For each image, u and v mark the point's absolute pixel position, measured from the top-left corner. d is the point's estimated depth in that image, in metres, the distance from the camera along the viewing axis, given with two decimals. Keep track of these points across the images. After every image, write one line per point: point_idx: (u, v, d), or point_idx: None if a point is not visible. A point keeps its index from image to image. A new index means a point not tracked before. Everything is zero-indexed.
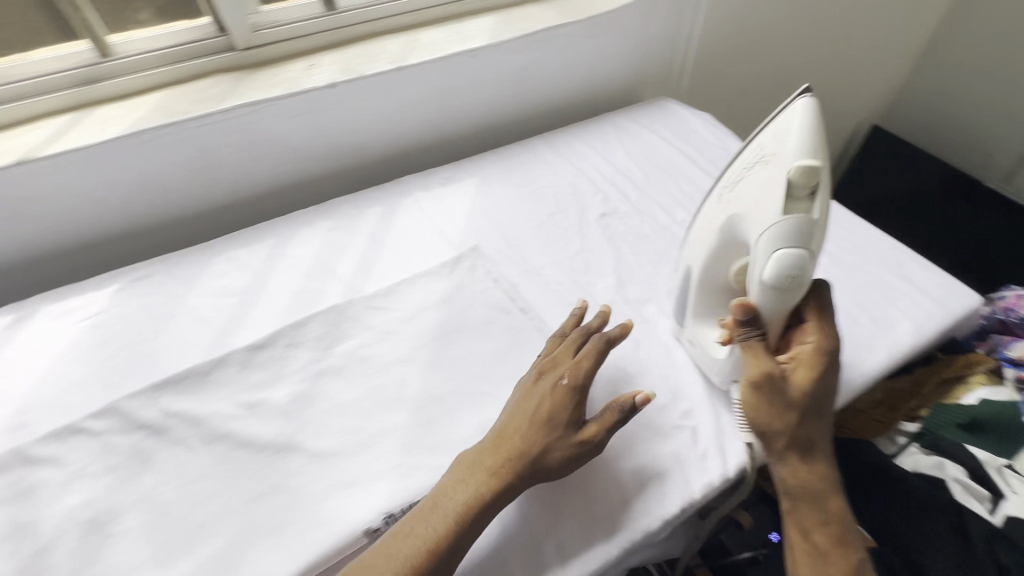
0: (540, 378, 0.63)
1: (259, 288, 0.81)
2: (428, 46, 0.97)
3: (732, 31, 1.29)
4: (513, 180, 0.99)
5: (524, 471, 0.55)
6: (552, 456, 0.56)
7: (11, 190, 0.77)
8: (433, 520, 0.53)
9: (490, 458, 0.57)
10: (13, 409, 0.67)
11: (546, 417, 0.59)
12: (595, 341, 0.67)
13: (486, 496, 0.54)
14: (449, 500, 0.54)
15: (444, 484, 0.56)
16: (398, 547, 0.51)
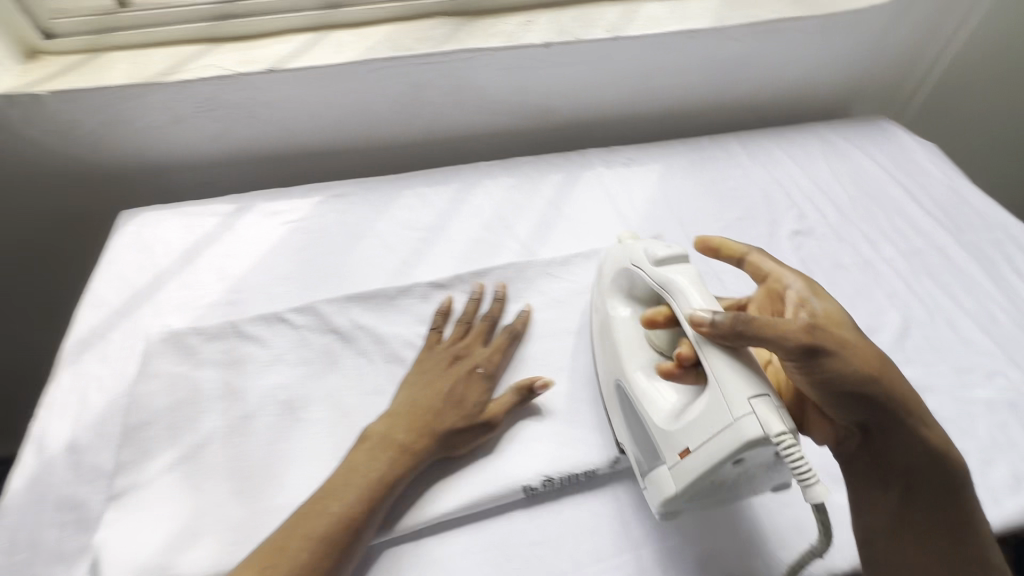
0: (457, 360, 0.65)
1: (441, 229, 0.84)
2: (647, 19, 0.93)
3: (986, 55, 1.10)
4: (699, 175, 0.94)
5: (424, 453, 0.57)
6: (459, 437, 0.59)
7: (257, 92, 0.86)
8: (355, 481, 0.54)
9: (402, 430, 0.58)
10: (229, 287, 0.76)
11: (464, 400, 0.61)
12: (508, 334, 0.68)
13: (397, 476, 0.55)
14: (360, 475, 0.55)
15: (354, 460, 0.56)
16: (329, 502, 0.52)
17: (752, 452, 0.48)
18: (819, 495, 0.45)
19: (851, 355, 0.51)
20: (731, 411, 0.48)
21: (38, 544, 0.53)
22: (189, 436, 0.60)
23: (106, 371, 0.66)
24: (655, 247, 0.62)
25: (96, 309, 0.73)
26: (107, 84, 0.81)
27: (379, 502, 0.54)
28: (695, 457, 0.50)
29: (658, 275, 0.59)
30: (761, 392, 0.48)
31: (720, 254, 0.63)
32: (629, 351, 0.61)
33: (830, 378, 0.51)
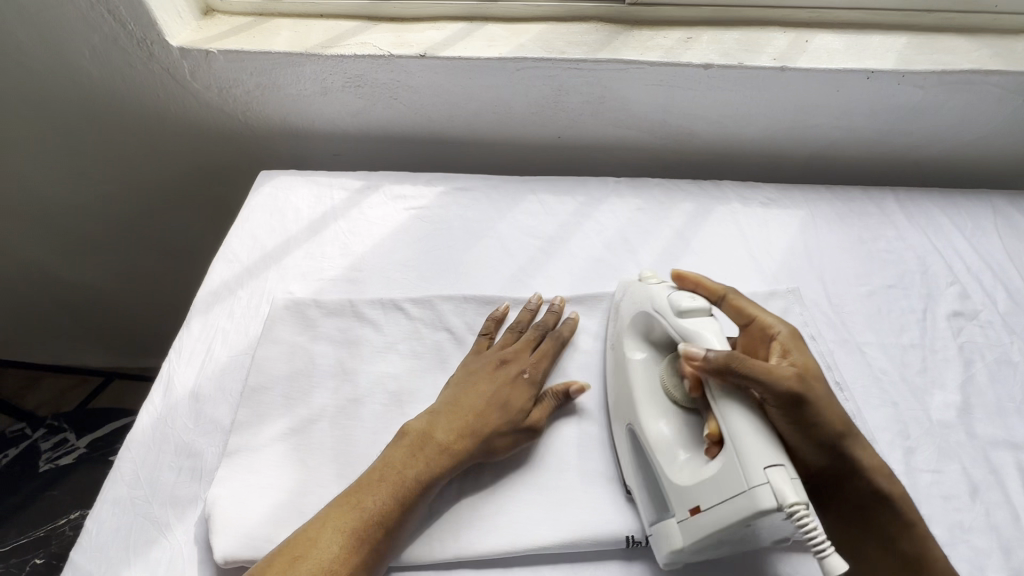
0: (502, 364, 0.62)
1: (562, 241, 0.81)
2: (820, 51, 0.85)
3: None
4: (846, 229, 0.86)
5: (469, 454, 0.56)
6: (499, 445, 0.57)
7: (404, 75, 0.87)
8: (389, 481, 0.52)
9: (441, 429, 0.57)
10: (350, 264, 0.77)
11: (506, 404, 0.59)
12: (556, 341, 0.66)
13: (437, 475, 0.54)
14: (399, 471, 0.53)
15: (391, 454, 0.55)
16: (365, 496, 0.51)
17: (764, 521, 0.45)
18: (841, 566, 0.42)
19: (823, 405, 0.50)
20: (745, 477, 0.45)
21: (156, 483, 0.56)
22: (302, 408, 0.61)
23: (232, 326, 0.69)
24: (681, 295, 0.58)
25: (228, 264, 0.77)
26: (271, 50, 0.85)
27: (415, 500, 0.52)
28: (708, 517, 0.47)
29: (679, 327, 0.56)
30: (779, 459, 0.45)
31: (699, 288, 0.63)
32: (646, 391, 0.58)
33: (806, 432, 0.50)
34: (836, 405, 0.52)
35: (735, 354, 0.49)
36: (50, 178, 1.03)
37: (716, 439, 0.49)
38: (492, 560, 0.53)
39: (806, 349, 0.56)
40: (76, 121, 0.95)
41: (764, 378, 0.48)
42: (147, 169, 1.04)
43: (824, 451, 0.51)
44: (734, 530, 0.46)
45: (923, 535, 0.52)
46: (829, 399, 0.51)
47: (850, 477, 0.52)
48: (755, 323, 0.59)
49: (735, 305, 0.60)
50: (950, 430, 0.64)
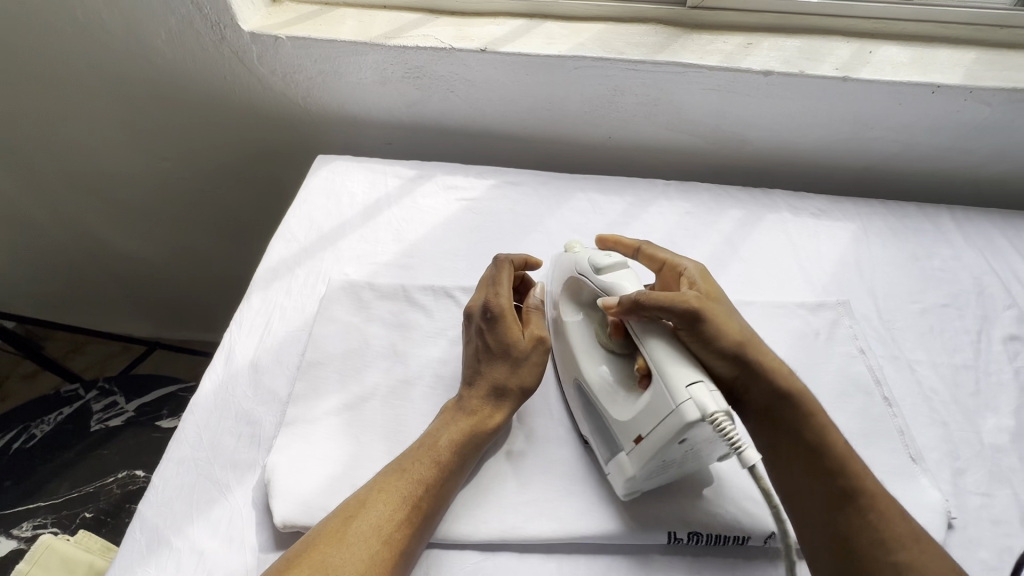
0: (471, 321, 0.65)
1: (610, 240, 0.82)
2: (884, 63, 0.84)
3: None
4: (899, 245, 0.84)
5: (494, 417, 0.58)
6: (518, 378, 0.61)
7: (463, 69, 0.88)
8: (428, 451, 0.55)
9: (466, 400, 0.59)
10: (402, 250, 0.79)
11: (499, 350, 0.61)
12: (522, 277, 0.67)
13: (471, 442, 0.56)
14: (436, 442, 0.56)
15: (428, 430, 0.57)
16: (411, 465, 0.54)
17: (695, 435, 0.48)
18: (751, 457, 0.46)
19: (718, 318, 0.55)
20: (673, 398, 0.48)
21: (218, 447, 0.59)
22: (356, 386, 0.63)
23: (290, 303, 0.72)
24: (597, 255, 0.62)
25: (286, 243, 0.79)
26: (337, 38, 0.87)
27: (455, 467, 0.55)
28: (649, 443, 0.50)
29: (601, 283, 0.60)
30: (698, 377, 0.49)
31: (618, 246, 0.70)
32: (582, 346, 0.62)
33: (708, 344, 0.54)
34: (737, 318, 0.57)
35: (637, 290, 0.55)
36: (116, 151, 1.08)
37: (644, 372, 0.53)
38: (536, 546, 0.54)
39: (713, 282, 0.62)
40: (146, 98, 0.99)
41: (660, 303, 0.53)
42: (208, 148, 1.08)
43: (727, 355, 0.54)
44: (670, 449, 0.49)
45: (840, 438, 0.53)
46: (724, 312, 0.57)
47: (753, 381, 0.55)
48: (668, 267, 0.65)
49: (653, 256, 0.67)
50: (1002, 454, 0.63)
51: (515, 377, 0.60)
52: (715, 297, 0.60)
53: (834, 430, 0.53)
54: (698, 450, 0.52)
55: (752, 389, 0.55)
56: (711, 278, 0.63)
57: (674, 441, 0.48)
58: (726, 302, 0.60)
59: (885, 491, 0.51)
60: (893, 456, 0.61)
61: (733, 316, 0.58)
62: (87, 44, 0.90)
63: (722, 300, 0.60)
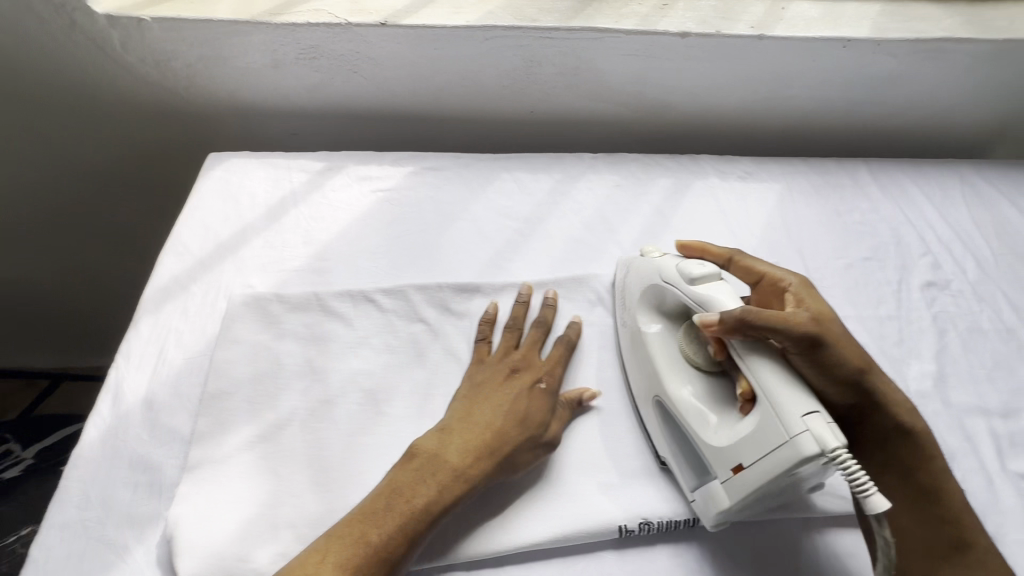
0: (516, 373, 0.59)
1: (539, 222, 0.78)
2: (796, 19, 0.83)
3: None
4: (822, 202, 0.85)
5: (485, 478, 0.52)
6: (519, 457, 0.54)
7: (363, 46, 0.80)
8: (398, 506, 0.48)
9: (455, 453, 0.52)
10: (315, 254, 0.71)
11: (525, 418, 0.55)
12: (564, 347, 0.63)
13: (449, 505, 0.50)
14: (407, 502, 0.49)
15: (400, 480, 0.50)
16: (370, 529, 0.47)
17: (806, 470, 0.46)
18: (880, 505, 0.43)
19: (845, 349, 0.51)
20: (787, 429, 0.45)
21: (110, 503, 0.51)
22: (270, 413, 0.57)
23: (187, 326, 0.63)
24: (688, 264, 0.57)
25: (178, 257, 0.70)
26: (212, 17, 0.77)
27: (424, 533, 0.48)
28: (754, 475, 0.47)
29: (695, 295, 0.55)
30: (816, 407, 0.46)
31: (704, 256, 0.64)
32: (668, 362, 0.57)
33: (827, 371, 0.51)
34: (854, 344, 0.54)
35: (752, 308, 0.50)
36: None
37: (749, 396, 0.50)
38: (484, 560, 0.51)
39: (819, 295, 0.57)
40: None
41: (784, 326, 0.49)
42: (80, 152, 0.94)
43: (848, 388, 0.52)
44: (779, 483, 0.47)
45: (944, 476, 0.52)
46: (853, 345, 0.53)
47: (870, 413, 0.53)
48: (763, 280, 0.59)
49: (743, 265, 0.61)
50: (927, 400, 0.65)
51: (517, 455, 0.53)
52: (833, 316, 0.55)
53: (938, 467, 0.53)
54: (803, 484, 0.50)
55: (865, 423, 0.53)
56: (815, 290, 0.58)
57: (785, 474, 0.46)
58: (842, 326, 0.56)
59: (983, 532, 0.51)
60: None
61: (853, 345, 0.54)
62: None
63: (841, 326, 0.55)
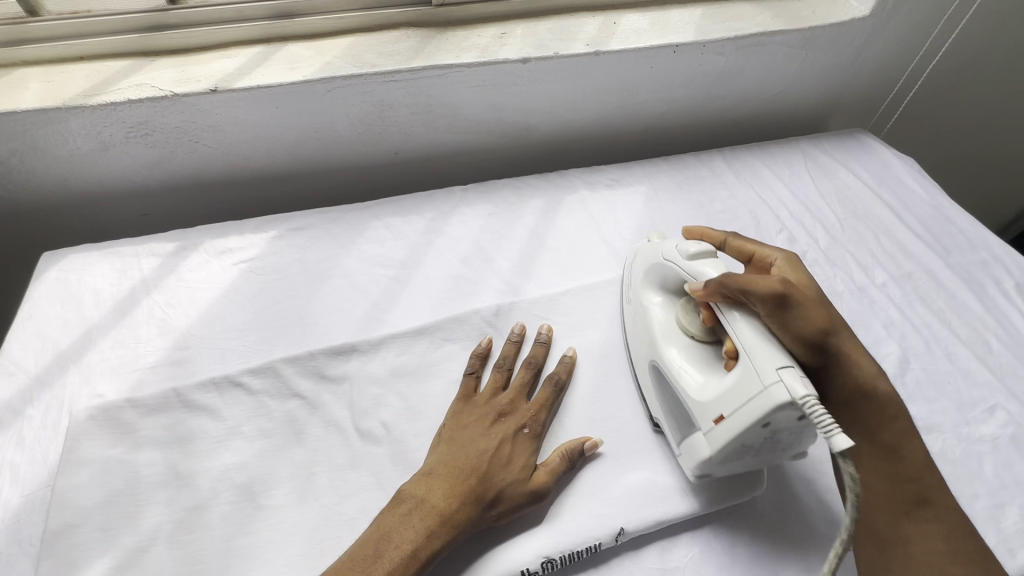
0: (501, 419, 0.58)
1: (415, 265, 0.77)
2: (628, 32, 0.87)
3: (972, 65, 1.08)
4: (686, 197, 0.90)
5: (471, 520, 0.51)
6: (504, 506, 0.53)
7: (199, 115, 0.76)
8: (389, 551, 0.48)
9: (439, 492, 0.52)
10: (172, 344, 0.66)
11: (508, 466, 0.54)
12: (552, 383, 0.62)
13: (432, 548, 0.49)
14: (391, 547, 0.48)
15: (387, 524, 0.50)
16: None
17: (781, 419, 0.48)
18: (844, 443, 0.42)
19: (819, 310, 0.53)
20: (761, 379, 0.48)
21: None
22: (129, 536, 0.51)
23: (23, 458, 0.56)
24: (686, 243, 0.61)
25: (10, 378, 0.62)
26: (16, 108, 0.70)
27: None
28: (730, 425, 0.50)
29: (689, 268, 0.59)
30: (790, 363, 0.48)
31: (703, 240, 0.67)
32: (664, 332, 0.61)
33: (797, 330, 0.51)
34: (834, 311, 0.55)
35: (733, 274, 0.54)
36: None
37: (734, 354, 0.54)
38: None
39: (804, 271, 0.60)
40: None
41: (759, 285, 0.52)
42: None
43: (821, 354, 0.52)
44: (753, 432, 0.49)
45: (913, 443, 0.52)
46: (832, 313, 0.54)
47: (837, 374, 0.53)
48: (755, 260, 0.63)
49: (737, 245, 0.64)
50: None
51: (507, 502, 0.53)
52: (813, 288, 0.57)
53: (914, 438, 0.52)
54: (785, 437, 0.51)
55: (852, 398, 0.53)
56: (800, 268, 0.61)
57: (756, 423, 0.48)
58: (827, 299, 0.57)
59: (950, 496, 0.51)
60: None
61: (834, 314, 0.55)
62: None
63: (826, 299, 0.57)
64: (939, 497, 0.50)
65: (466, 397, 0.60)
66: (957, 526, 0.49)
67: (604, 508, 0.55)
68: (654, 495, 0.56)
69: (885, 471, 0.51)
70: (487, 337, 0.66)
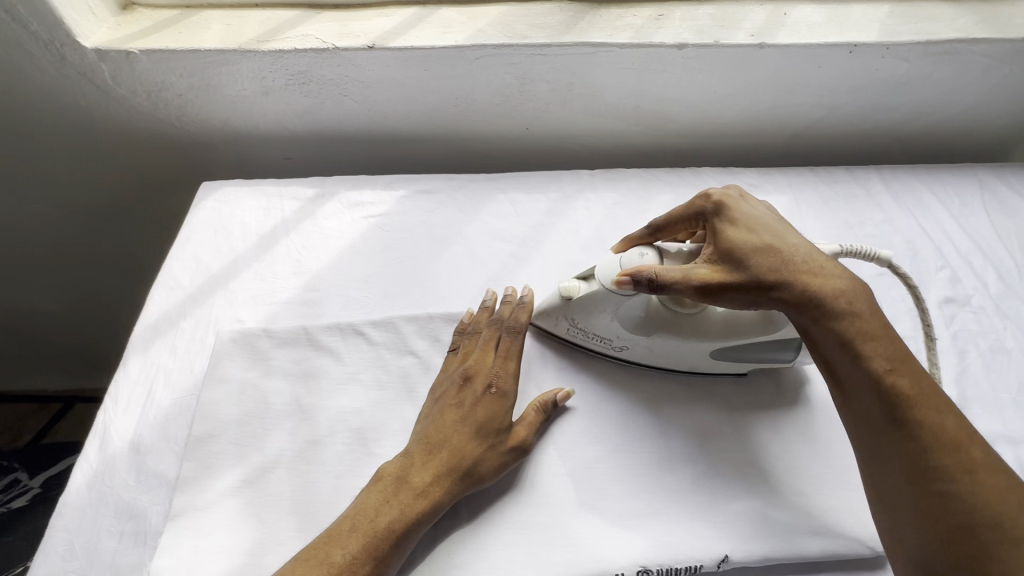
0: (467, 383, 0.57)
1: (535, 244, 0.76)
2: (799, 25, 0.79)
3: None
4: (831, 214, 0.82)
5: (446, 493, 0.52)
6: (480, 471, 0.53)
7: (352, 70, 0.79)
8: (366, 526, 0.49)
9: (417, 470, 0.52)
10: (305, 284, 0.70)
11: (482, 428, 0.55)
12: (515, 334, 0.60)
13: (409, 521, 0.50)
14: (364, 521, 0.49)
15: (365, 501, 0.51)
16: (334, 549, 0.47)
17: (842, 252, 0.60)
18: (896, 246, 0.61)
19: (745, 262, 0.51)
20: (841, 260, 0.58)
21: (94, 553, 0.51)
22: (256, 455, 0.55)
23: (176, 364, 0.63)
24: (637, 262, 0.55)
25: (168, 291, 0.69)
26: (200, 47, 0.76)
27: (389, 552, 0.48)
28: None
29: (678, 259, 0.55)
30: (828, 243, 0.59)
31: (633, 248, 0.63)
32: (680, 332, 0.57)
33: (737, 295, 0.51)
34: (763, 246, 0.52)
35: (642, 268, 0.53)
36: None
37: None
38: None
39: (733, 210, 0.56)
40: None
41: (674, 278, 0.52)
42: (78, 184, 0.95)
43: (764, 306, 0.52)
44: None
45: (876, 347, 0.47)
46: (757, 254, 0.52)
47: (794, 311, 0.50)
48: (694, 227, 0.60)
49: (666, 230, 0.61)
50: None
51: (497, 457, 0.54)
52: (741, 225, 0.55)
53: (892, 343, 0.47)
54: None
55: (812, 325, 0.49)
56: (741, 204, 0.57)
57: None
58: (764, 228, 0.54)
59: (926, 398, 0.45)
60: (841, 447, 0.58)
61: (770, 246, 0.52)
62: None
63: (762, 229, 0.54)
64: (914, 404, 0.45)
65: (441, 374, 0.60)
66: (941, 434, 0.44)
67: (708, 529, 0.52)
68: (764, 528, 0.53)
69: (857, 404, 0.47)
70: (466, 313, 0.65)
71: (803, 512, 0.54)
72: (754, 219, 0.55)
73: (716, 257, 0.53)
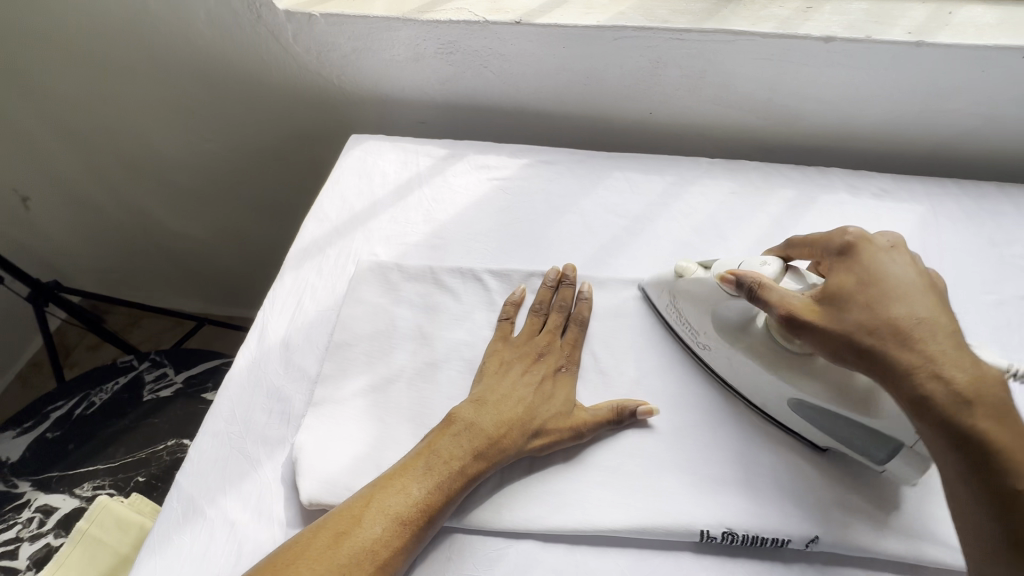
0: (539, 359, 0.61)
1: (647, 222, 0.78)
2: (965, 26, 0.75)
3: None
4: (974, 230, 0.77)
5: (510, 450, 0.54)
6: (543, 440, 0.55)
7: (496, 43, 0.85)
8: (437, 466, 0.52)
9: (487, 420, 0.55)
10: (432, 232, 0.78)
11: (550, 401, 0.58)
12: (580, 327, 0.64)
13: (476, 466, 0.53)
14: (437, 460, 0.52)
15: (437, 439, 0.54)
16: (409, 483, 0.51)
17: None
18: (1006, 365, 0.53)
19: (850, 315, 0.48)
20: None
21: (248, 427, 0.60)
22: (383, 367, 0.63)
23: (322, 283, 0.72)
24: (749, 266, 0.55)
25: (318, 222, 0.79)
26: (369, 14, 0.86)
27: (456, 491, 0.51)
28: None
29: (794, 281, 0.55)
30: None
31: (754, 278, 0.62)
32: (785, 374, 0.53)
33: (828, 346, 0.48)
34: (876, 302, 0.48)
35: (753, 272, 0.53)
36: (162, 133, 1.13)
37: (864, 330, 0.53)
38: (559, 536, 0.53)
39: (863, 257, 0.52)
40: (184, 77, 1.02)
41: (778, 297, 0.51)
42: (246, 131, 1.11)
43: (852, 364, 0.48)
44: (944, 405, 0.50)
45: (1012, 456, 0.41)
46: (867, 310, 0.48)
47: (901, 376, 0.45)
48: (819, 261, 0.57)
49: (797, 250, 0.59)
50: None
51: (573, 420, 0.56)
52: (861, 276, 0.50)
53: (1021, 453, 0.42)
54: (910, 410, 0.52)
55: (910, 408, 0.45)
56: (879, 251, 0.52)
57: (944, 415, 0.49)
58: (889, 287, 0.49)
59: None
60: None
61: (890, 305, 0.48)
62: (129, 22, 0.94)
63: (885, 287, 0.49)
64: None
65: (505, 340, 0.63)
66: None
67: (799, 510, 0.53)
68: (860, 521, 0.52)
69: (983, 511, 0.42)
70: (521, 287, 0.68)
71: (904, 516, 0.52)
72: (881, 271, 0.50)
73: (819, 301, 0.50)
